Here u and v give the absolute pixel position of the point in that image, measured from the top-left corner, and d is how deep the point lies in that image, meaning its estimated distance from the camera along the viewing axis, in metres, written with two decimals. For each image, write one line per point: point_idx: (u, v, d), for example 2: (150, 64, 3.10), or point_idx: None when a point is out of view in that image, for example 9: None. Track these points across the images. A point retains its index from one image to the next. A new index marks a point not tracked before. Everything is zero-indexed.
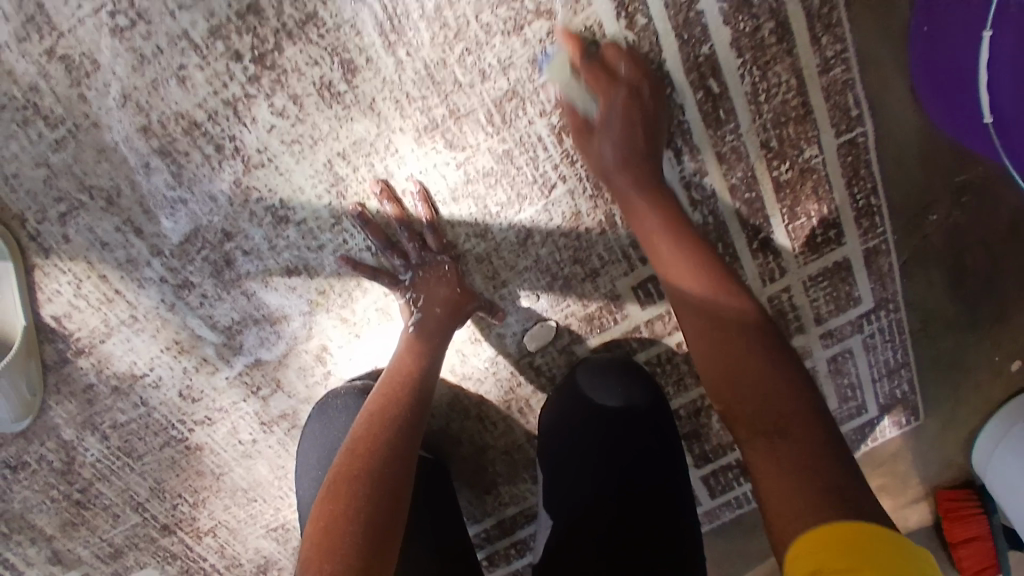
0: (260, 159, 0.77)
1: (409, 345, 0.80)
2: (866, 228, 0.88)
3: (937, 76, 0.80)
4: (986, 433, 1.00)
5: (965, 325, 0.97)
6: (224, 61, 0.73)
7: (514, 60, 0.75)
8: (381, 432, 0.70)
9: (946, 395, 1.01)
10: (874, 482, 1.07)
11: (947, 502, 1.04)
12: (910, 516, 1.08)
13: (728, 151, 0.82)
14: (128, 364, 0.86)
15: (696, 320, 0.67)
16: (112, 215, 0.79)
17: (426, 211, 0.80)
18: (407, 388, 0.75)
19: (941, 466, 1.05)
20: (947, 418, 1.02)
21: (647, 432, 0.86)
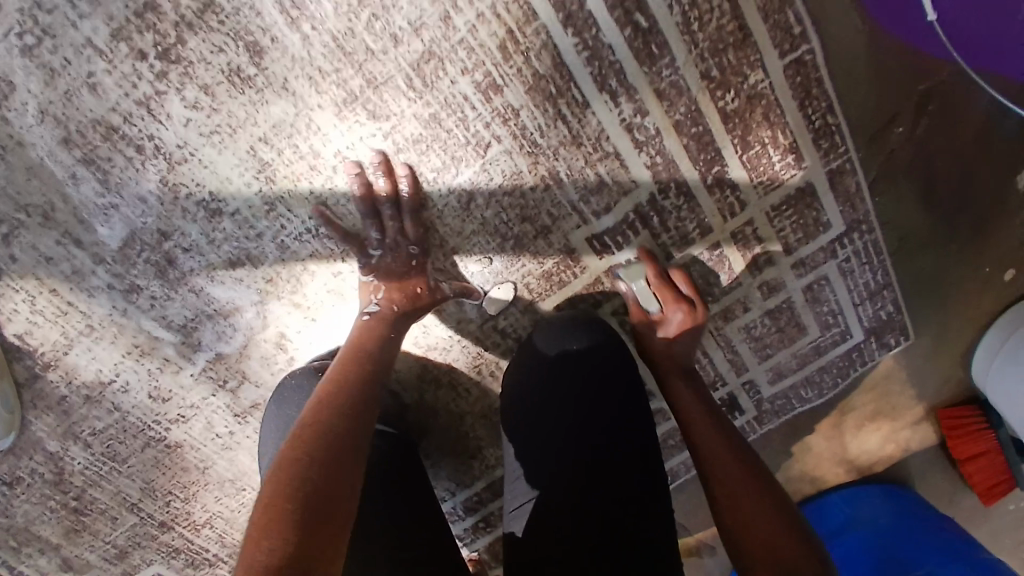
0: (183, 155, 0.75)
1: (360, 335, 0.78)
2: (827, 148, 0.84)
3: None
4: (983, 346, 0.98)
5: (943, 238, 0.94)
6: (129, 62, 0.71)
7: (424, 19, 0.72)
8: (327, 416, 0.64)
9: (928, 312, 0.98)
10: (867, 407, 1.05)
11: (949, 422, 1.03)
12: (908, 437, 1.06)
13: (667, 87, 0.78)
14: (95, 372, 0.87)
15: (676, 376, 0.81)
16: (51, 230, 0.78)
17: (389, 184, 0.79)
18: (355, 374, 0.71)
19: (938, 384, 1.03)
20: (936, 333, 1.00)
21: (609, 374, 0.83)
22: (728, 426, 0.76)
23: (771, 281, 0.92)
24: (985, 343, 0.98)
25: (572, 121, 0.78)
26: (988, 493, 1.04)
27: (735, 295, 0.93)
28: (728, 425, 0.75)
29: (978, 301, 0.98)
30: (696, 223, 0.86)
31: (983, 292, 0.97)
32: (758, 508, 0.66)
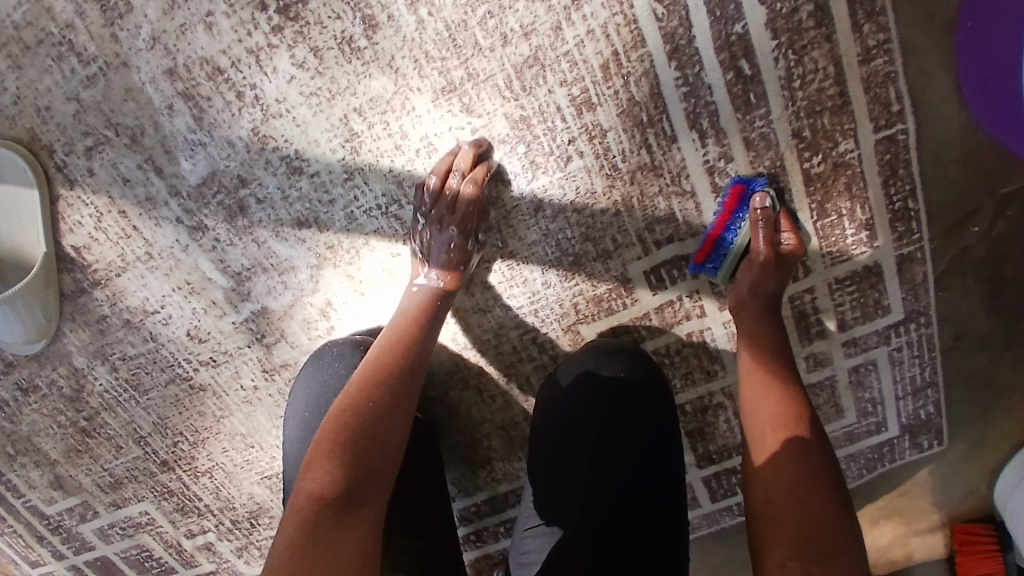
0: (278, 109, 0.77)
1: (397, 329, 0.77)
2: (902, 232, 0.83)
3: (984, 80, 0.78)
4: (1013, 464, 0.96)
5: (999, 346, 0.92)
6: (249, 10, 0.73)
7: (536, 27, 0.73)
8: (353, 417, 0.66)
9: (968, 417, 0.96)
10: (888, 503, 1.02)
11: (961, 536, 1.00)
12: (918, 542, 1.03)
13: (756, 138, 0.78)
14: (141, 300, 0.88)
15: (757, 373, 0.76)
16: (135, 153, 0.80)
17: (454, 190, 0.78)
18: (396, 374, 0.71)
19: (960, 495, 1.00)
20: (972, 442, 0.98)
21: (635, 410, 0.83)
22: (793, 412, 0.71)
23: (819, 353, 0.91)
24: (1016, 464, 0.96)
25: (657, 151, 0.79)
26: None
27: None
28: (813, 446, 0.69)
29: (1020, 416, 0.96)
30: None
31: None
32: (809, 550, 0.61)
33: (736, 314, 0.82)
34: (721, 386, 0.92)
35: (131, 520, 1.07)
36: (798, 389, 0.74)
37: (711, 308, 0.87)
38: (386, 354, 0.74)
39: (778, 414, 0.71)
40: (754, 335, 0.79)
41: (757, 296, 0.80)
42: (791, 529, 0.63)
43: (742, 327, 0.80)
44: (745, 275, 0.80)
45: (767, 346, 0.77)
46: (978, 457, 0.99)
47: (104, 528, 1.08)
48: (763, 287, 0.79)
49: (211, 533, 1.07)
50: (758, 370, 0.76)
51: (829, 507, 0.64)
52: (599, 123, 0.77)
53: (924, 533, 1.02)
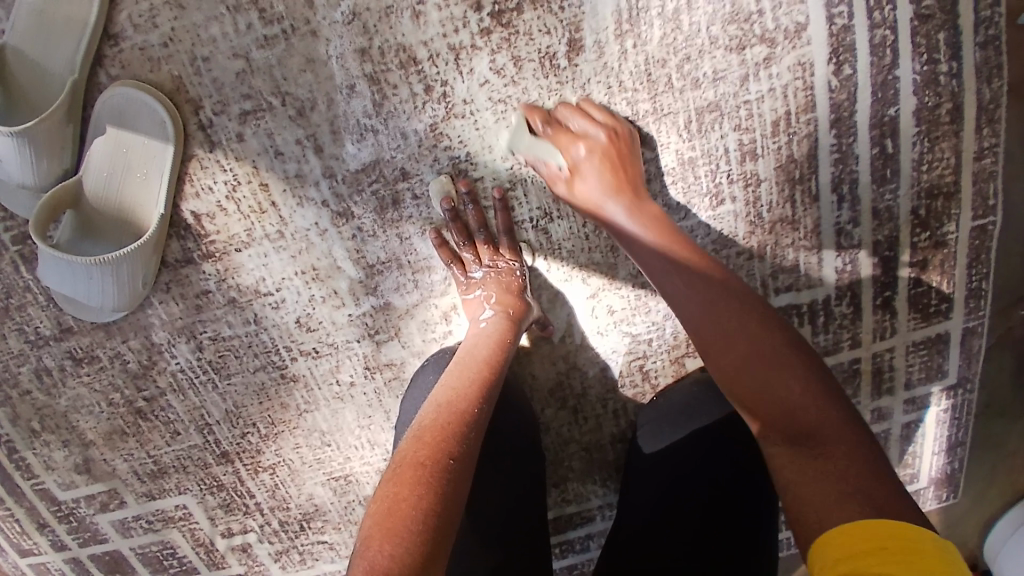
0: (462, 110, 0.77)
1: (487, 343, 0.76)
2: (973, 308, 0.95)
3: None
4: (999, 525, 1.11)
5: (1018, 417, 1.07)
6: (463, 7, 0.73)
7: (727, 74, 0.78)
8: (451, 423, 0.65)
9: (977, 473, 1.10)
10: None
11: None
12: None
13: (882, 210, 0.87)
14: (256, 279, 0.83)
15: (726, 354, 0.63)
16: (298, 126, 0.76)
17: (502, 219, 0.81)
18: (488, 386, 0.70)
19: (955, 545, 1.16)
20: (975, 498, 1.12)
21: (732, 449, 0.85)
22: (767, 323, 0.64)
23: (883, 408, 1.01)
24: (1001, 525, 1.11)
25: (799, 208, 0.85)
26: None
27: (848, 411, 1.01)
28: (819, 391, 0.59)
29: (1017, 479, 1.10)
30: (850, 334, 0.94)
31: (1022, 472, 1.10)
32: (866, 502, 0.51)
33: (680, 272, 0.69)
34: None
35: (162, 514, 0.99)
36: (715, 335, 0.65)
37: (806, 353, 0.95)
38: (459, 373, 0.72)
39: (778, 352, 0.61)
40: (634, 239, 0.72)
41: (639, 192, 0.74)
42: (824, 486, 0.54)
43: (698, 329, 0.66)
44: (602, 206, 0.74)
45: (693, 302, 0.67)
46: (978, 511, 1.13)
47: (127, 520, 1.00)
48: (642, 198, 0.74)
49: (252, 534, 1.01)
50: (721, 361, 0.64)
51: (823, 419, 0.58)
52: (755, 177, 0.83)
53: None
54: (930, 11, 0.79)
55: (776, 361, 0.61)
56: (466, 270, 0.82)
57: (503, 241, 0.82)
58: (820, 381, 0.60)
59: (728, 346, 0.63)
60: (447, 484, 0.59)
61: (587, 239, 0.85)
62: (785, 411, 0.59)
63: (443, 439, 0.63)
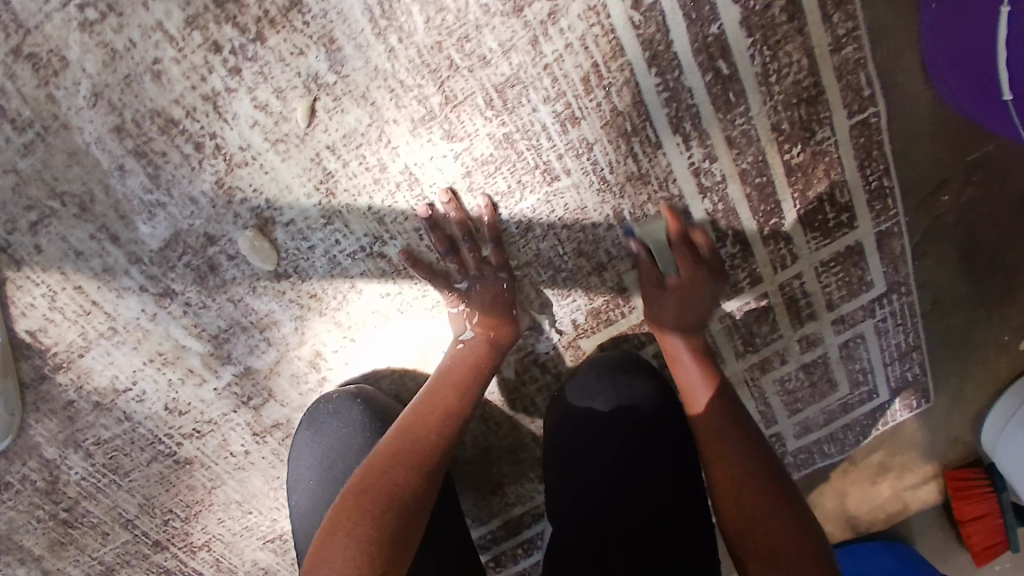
0: (244, 158, 0.71)
1: (456, 385, 0.76)
2: (879, 210, 0.86)
3: (955, 55, 0.77)
4: (995, 412, 1.03)
5: (974, 306, 0.98)
6: (201, 53, 0.66)
7: (515, 42, 0.70)
8: (360, 497, 0.63)
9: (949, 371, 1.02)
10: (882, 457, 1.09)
11: (956, 482, 1.08)
12: (915, 494, 1.11)
13: (739, 135, 0.79)
14: (109, 378, 0.81)
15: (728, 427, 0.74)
16: (86, 222, 0.72)
17: (487, 210, 0.77)
18: (420, 446, 0.69)
19: (948, 444, 1.08)
20: (955, 396, 1.04)
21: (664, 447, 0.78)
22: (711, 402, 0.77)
23: (811, 335, 0.94)
24: (998, 411, 1.02)
25: (644, 159, 0.78)
26: (983, 554, 1.09)
27: (775, 346, 0.95)
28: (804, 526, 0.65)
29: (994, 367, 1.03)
30: (747, 271, 0.88)
31: (999, 360, 1.02)
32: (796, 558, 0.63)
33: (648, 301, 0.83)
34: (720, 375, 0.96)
35: None
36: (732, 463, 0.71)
37: None
38: (429, 427, 0.71)
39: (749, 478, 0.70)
40: (709, 423, 0.75)
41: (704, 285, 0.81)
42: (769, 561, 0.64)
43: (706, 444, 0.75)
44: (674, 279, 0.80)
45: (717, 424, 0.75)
46: (962, 409, 1.06)
47: None
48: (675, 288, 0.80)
49: None
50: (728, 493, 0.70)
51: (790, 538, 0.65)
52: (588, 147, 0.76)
53: (918, 484, 1.11)
54: None
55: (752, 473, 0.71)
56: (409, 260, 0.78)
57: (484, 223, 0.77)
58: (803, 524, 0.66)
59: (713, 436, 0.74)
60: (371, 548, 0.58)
61: (427, 249, 0.79)
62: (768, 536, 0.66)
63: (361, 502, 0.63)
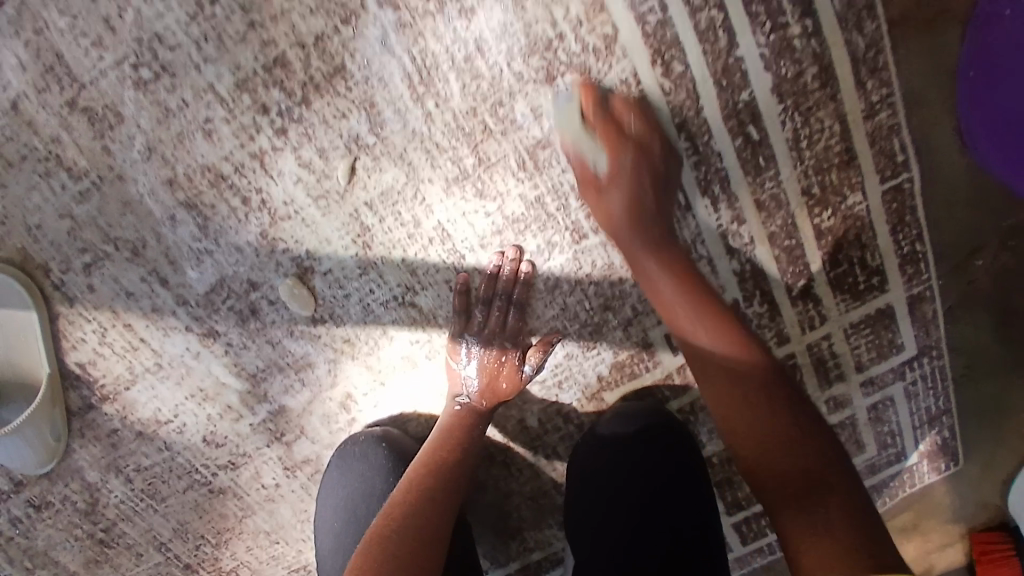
0: (286, 212, 0.75)
1: (453, 421, 0.82)
2: (911, 274, 0.87)
3: (993, 130, 0.79)
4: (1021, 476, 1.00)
5: (1011, 369, 0.97)
6: (250, 114, 0.70)
7: (546, 108, 0.73)
8: None
9: (982, 435, 1.01)
10: (908, 522, 1.07)
11: (979, 546, 1.05)
12: (938, 556, 1.08)
13: (767, 198, 0.80)
14: (152, 411, 0.86)
15: (717, 380, 0.68)
16: (138, 265, 0.77)
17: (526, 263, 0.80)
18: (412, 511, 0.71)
19: (975, 507, 1.05)
20: (985, 457, 1.02)
21: (674, 470, 0.84)
22: (751, 354, 0.68)
23: (838, 396, 0.95)
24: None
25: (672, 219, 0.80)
26: None
27: None
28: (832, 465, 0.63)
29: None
30: (775, 331, 0.88)
31: None
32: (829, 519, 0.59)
33: (679, 285, 0.72)
34: None
35: None
36: (724, 403, 0.67)
37: None
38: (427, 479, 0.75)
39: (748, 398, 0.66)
40: (720, 383, 0.68)
41: (660, 219, 0.74)
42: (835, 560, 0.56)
43: (698, 373, 0.71)
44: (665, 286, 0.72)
45: (716, 351, 0.69)
46: (991, 472, 1.03)
47: None
48: (698, 288, 0.72)
49: None
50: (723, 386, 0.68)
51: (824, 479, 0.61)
52: None
53: (941, 547, 1.08)
54: None
55: (787, 437, 0.64)
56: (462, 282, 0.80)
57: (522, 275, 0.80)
58: (824, 453, 0.63)
59: (733, 395, 0.67)
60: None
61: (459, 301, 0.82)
62: (828, 559, 0.57)
63: (384, 546, 0.67)
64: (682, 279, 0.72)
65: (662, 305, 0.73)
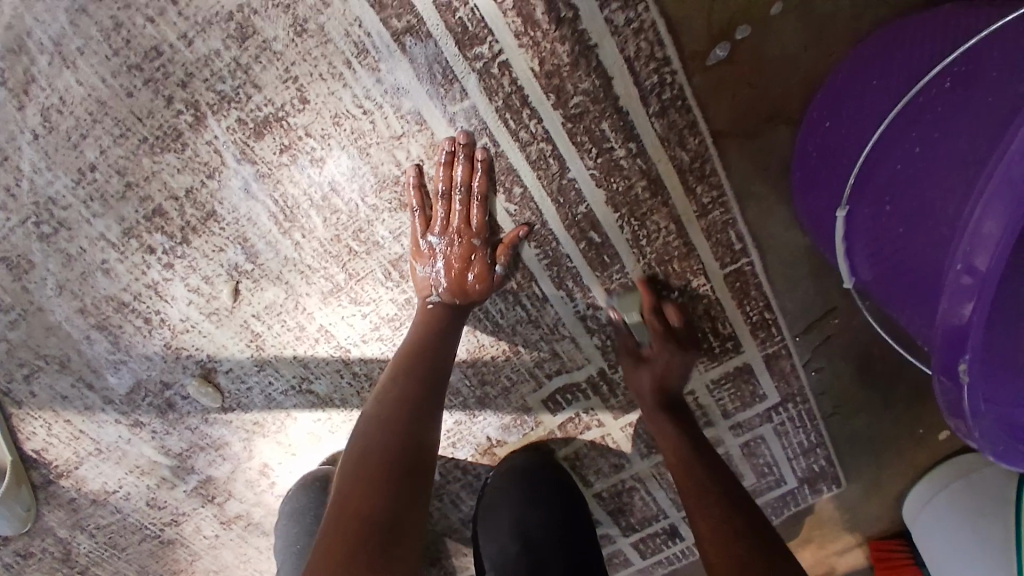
0: (186, 326, 0.85)
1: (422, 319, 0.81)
2: (764, 338, 0.93)
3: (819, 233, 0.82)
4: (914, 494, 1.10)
5: (882, 406, 1.04)
6: (140, 254, 0.79)
7: (403, 230, 0.80)
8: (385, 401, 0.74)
9: (859, 459, 1.10)
10: (804, 528, 1.20)
11: (879, 552, 1.18)
12: (841, 557, 1.22)
13: (618, 287, 0.87)
14: (100, 483, 0.99)
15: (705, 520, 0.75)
16: (66, 375, 0.88)
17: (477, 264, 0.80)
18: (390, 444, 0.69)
19: (872, 519, 1.17)
20: (870, 478, 1.12)
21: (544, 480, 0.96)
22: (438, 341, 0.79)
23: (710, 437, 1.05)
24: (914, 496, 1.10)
25: (533, 309, 0.88)
26: None
27: None
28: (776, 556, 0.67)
29: (914, 453, 1.09)
30: None
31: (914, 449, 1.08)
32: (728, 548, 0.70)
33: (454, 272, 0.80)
34: (630, 474, 1.04)
35: None
36: (726, 538, 0.72)
37: (607, 418, 0.98)
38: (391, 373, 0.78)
39: (711, 531, 0.73)
40: (709, 524, 0.74)
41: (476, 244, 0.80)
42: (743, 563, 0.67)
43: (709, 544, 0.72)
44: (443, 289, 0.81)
45: (702, 521, 0.75)
46: (880, 488, 1.13)
47: None
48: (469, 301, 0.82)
49: None
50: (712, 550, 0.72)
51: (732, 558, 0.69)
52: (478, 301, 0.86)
53: (844, 551, 1.21)
54: (580, 112, 0.74)
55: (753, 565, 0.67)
56: (426, 226, 0.78)
57: (475, 209, 0.78)
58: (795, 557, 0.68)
59: (716, 530, 0.73)
60: (375, 515, 0.63)
61: (350, 385, 0.92)
62: (737, 566, 0.67)
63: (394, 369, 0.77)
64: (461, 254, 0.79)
65: (449, 272, 0.80)
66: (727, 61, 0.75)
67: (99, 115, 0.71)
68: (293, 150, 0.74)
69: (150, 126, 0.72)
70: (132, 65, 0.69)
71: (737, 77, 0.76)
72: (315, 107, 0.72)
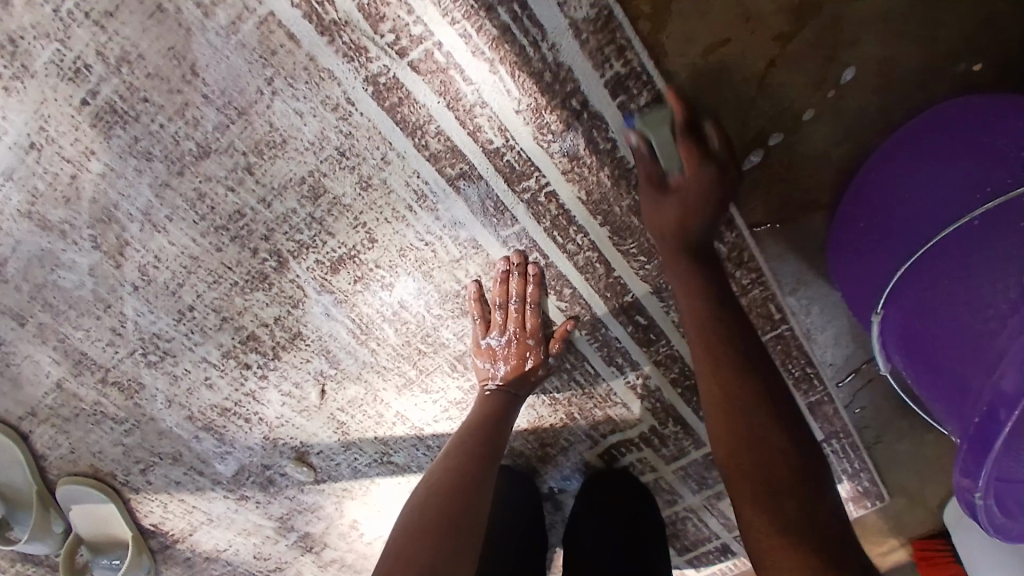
0: (280, 421, 0.96)
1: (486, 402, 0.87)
2: (806, 388, 1.00)
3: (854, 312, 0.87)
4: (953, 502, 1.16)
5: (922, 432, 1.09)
6: (236, 369, 0.90)
7: (466, 330, 0.89)
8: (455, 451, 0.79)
9: (899, 477, 1.16)
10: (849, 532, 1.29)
11: (920, 551, 1.23)
12: (886, 555, 1.29)
13: (663, 357, 0.94)
14: (213, 544, 1.13)
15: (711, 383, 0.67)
16: (179, 465, 1.01)
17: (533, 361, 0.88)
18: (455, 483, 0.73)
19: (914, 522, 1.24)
20: (913, 492, 1.19)
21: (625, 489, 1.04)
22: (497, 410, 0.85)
23: None
24: (947, 510, 1.17)
25: (586, 381, 0.97)
26: None
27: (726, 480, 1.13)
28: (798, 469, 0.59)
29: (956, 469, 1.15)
30: (693, 440, 1.03)
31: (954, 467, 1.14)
32: (748, 413, 0.64)
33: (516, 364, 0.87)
34: (683, 506, 1.14)
35: None
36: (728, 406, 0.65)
37: (659, 463, 1.07)
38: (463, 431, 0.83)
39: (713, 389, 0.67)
40: (725, 385, 0.66)
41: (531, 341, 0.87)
42: (755, 498, 0.58)
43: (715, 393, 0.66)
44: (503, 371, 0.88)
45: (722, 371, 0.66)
46: (924, 500, 1.20)
47: None
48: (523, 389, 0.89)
49: None
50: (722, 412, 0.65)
51: (771, 443, 0.61)
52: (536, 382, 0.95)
53: (888, 550, 1.29)
54: (626, 226, 0.81)
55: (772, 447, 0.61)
56: (485, 331, 0.87)
57: (527, 312, 0.86)
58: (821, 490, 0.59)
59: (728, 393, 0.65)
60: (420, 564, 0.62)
61: (425, 455, 1.03)
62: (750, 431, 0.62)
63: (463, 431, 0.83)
64: (518, 354, 0.87)
65: (510, 368, 0.87)
66: (762, 164, 0.81)
67: (192, 268, 0.81)
68: (366, 279, 0.83)
69: (239, 272, 0.81)
70: (218, 225, 0.78)
71: (773, 175, 0.82)
72: (382, 244, 0.80)
